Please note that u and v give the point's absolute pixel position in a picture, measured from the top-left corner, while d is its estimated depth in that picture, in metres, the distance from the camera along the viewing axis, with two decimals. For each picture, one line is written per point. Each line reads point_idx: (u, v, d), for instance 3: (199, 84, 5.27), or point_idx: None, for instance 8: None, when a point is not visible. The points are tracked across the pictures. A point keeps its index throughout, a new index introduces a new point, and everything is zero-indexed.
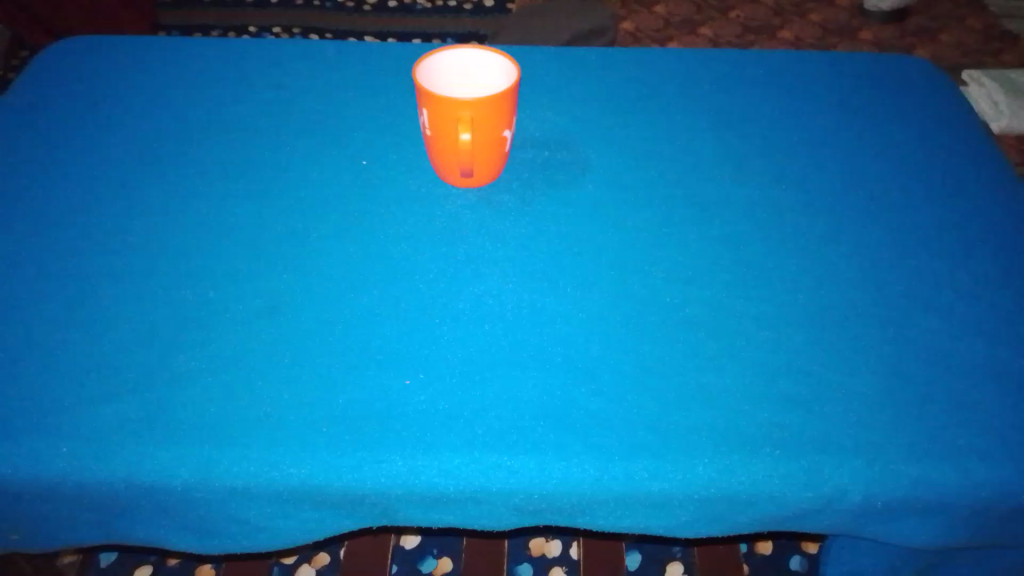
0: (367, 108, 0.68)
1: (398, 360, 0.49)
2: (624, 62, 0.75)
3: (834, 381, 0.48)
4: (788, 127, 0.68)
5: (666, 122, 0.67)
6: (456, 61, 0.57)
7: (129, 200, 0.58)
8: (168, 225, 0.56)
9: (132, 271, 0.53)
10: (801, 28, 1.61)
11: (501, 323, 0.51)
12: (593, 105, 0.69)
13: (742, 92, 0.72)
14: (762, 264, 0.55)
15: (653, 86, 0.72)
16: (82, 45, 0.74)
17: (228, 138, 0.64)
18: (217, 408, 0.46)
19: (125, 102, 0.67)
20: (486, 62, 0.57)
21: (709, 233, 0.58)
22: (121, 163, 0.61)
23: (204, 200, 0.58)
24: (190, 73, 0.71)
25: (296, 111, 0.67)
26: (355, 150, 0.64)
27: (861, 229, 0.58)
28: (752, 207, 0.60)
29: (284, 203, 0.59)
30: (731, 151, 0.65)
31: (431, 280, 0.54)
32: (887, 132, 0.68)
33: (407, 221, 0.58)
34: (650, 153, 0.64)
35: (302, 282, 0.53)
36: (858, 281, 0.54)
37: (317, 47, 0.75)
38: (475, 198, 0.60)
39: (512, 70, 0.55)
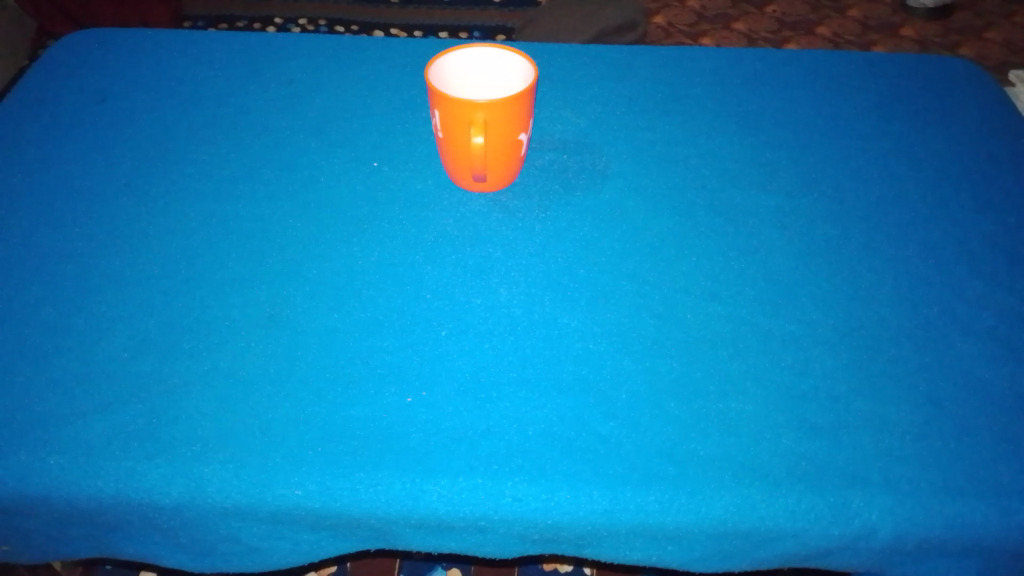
0: (382, 108, 0.66)
1: (400, 375, 0.47)
2: (648, 60, 0.72)
3: (864, 408, 0.45)
4: (821, 132, 0.64)
5: (693, 125, 0.65)
6: (469, 60, 0.54)
7: (138, 202, 0.57)
8: (173, 229, 0.55)
9: (134, 276, 0.52)
10: (841, 24, 1.55)
11: (512, 338, 0.49)
12: (616, 107, 0.66)
13: (774, 94, 0.68)
14: (790, 279, 0.52)
15: (681, 87, 0.69)
16: (97, 40, 0.73)
17: (240, 137, 0.62)
18: (211, 421, 0.44)
19: (136, 100, 0.66)
20: (501, 62, 0.54)
21: (734, 245, 0.55)
22: (131, 163, 0.60)
23: (211, 202, 0.57)
24: (204, 70, 0.69)
25: (310, 110, 0.65)
26: (368, 150, 0.62)
27: (897, 243, 0.55)
28: (781, 218, 0.57)
29: (291, 208, 0.57)
30: (758, 158, 0.62)
31: (439, 289, 0.51)
32: (928, 139, 0.64)
33: (416, 227, 0.55)
34: (675, 158, 0.61)
35: (306, 291, 0.51)
36: (893, 300, 0.51)
37: (333, 44, 0.73)
38: (489, 204, 0.58)
39: (530, 71, 0.52)
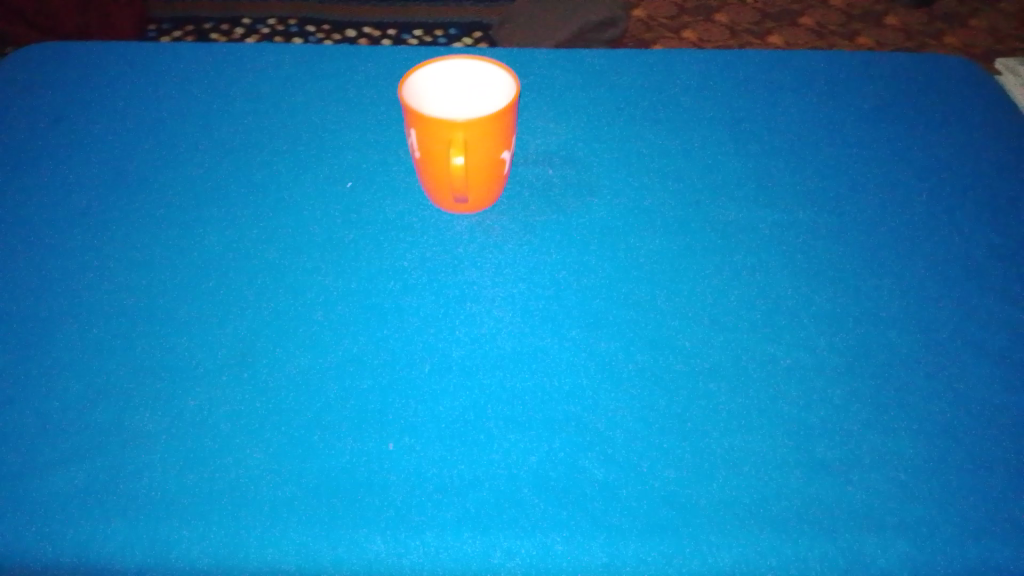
0: (356, 123, 0.63)
1: (381, 418, 0.43)
2: (635, 65, 0.69)
3: (874, 442, 0.43)
4: (815, 140, 0.62)
5: (683, 135, 0.62)
6: (446, 74, 0.51)
7: (96, 233, 0.53)
8: (134, 261, 0.51)
9: (93, 315, 0.48)
10: (824, 15, 1.51)
11: (497, 374, 0.46)
12: (603, 117, 0.63)
13: (766, 100, 0.66)
14: (791, 301, 0.50)
15: (669, 94, 0.66)
16: (54, 54, 0.69)
17: (205, 159, 0.59)
18: (176, 474, 0.41)
19: (96, 118, 0.62)
20: (478, 74, 0.50)
21: (731, 264, 0.52)
22: (90, 190, 0.56)
23: (176, 231, 0.53)
24: (168, 85, 0.66)
25: (280, 128, 0.62)
26: (342, 171, 0.58)
27: (899, 259, 0.53)
28: (779, 234, 0.54)
29: (261, 235, 0.53)
30: (752, 169, 0.59)
31: (421, 322, 0.48)
32: (926, 146, 0.62)
33: (395, 253, 0.52)
34: (665, 171, 0.59)
35: (277, 327, 0.48)
36: (898, 323, 0.49)
37: (304, 54, 0.70)
38: (472, 226, 0.54)
39: (510, 84, 0.49)
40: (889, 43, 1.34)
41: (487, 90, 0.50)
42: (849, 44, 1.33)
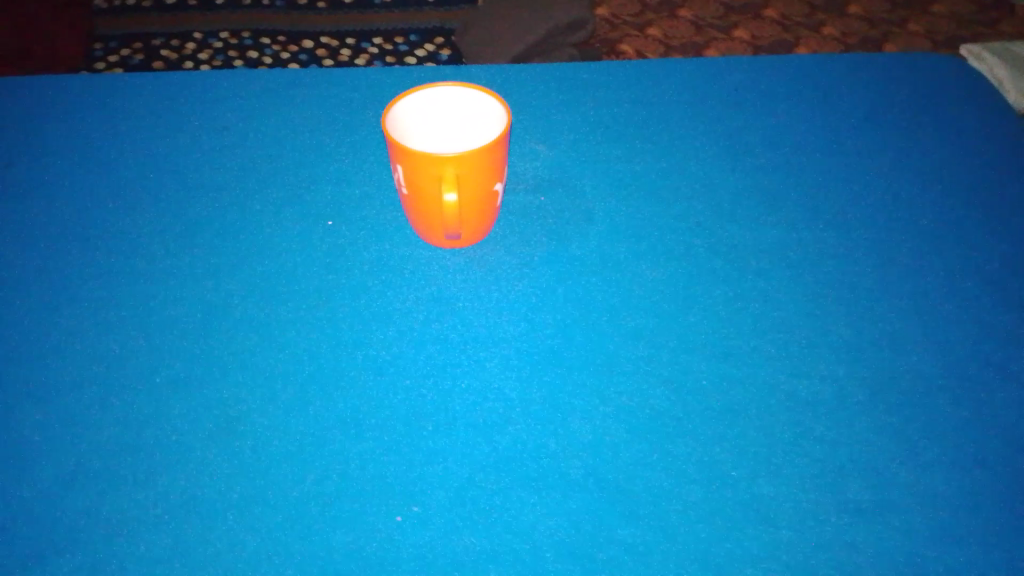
0: (332, 154, 0.59)
1: (386, 486, 0.39)
2: (620, 78, 0.66)
3: (909, 481, 0.41)
4: (810, 156, 0.60)
5: (675, 155, 0.59)
6: (431, 104, 0.47)
7: (57, 291, 0.49)
8: (102, 320, 0.47)
9: (61, 383, 0.43)
10: None
11: (511, 429, 0.42)
12: (593, 137, 0.61)
13: (757, 112, 0.64)
14: (807, 330, 0.48)
15: (657, 108, 0.64)
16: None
17: (173, 202, 0.55)
18: (166, 565, 0.36)
19: (48, 162, 0.57)
20: (465, 102, 0.47)
21: (741, 291, 0.50)
22: (49, 243, 0.52)
23: (146, 284, 0.49)
24: (126, 121, 0.61)
25: (250, 163, 0.58)
26: (322, 207, 0.55)
27: (909, 279, 0.51)
28: (786, 259, 0.52)
29: (241, 283, 0.49)
30: (750, 188, 0.57)
31: (420, 372, 0.44)
32: (921, 155, 0.61)
33: (386, 296, 0.49)
34: (661, 195, 0.56)
35: (264, 385, 0.43)
36: (918, 348, 0.47)
37: (267, 77, 0.65)
38: (466, 262, 0.51)
39: (500, 111, 0.46)
40: (855, 32, 1.32)
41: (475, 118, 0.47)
42: (815, 36, 1.31)
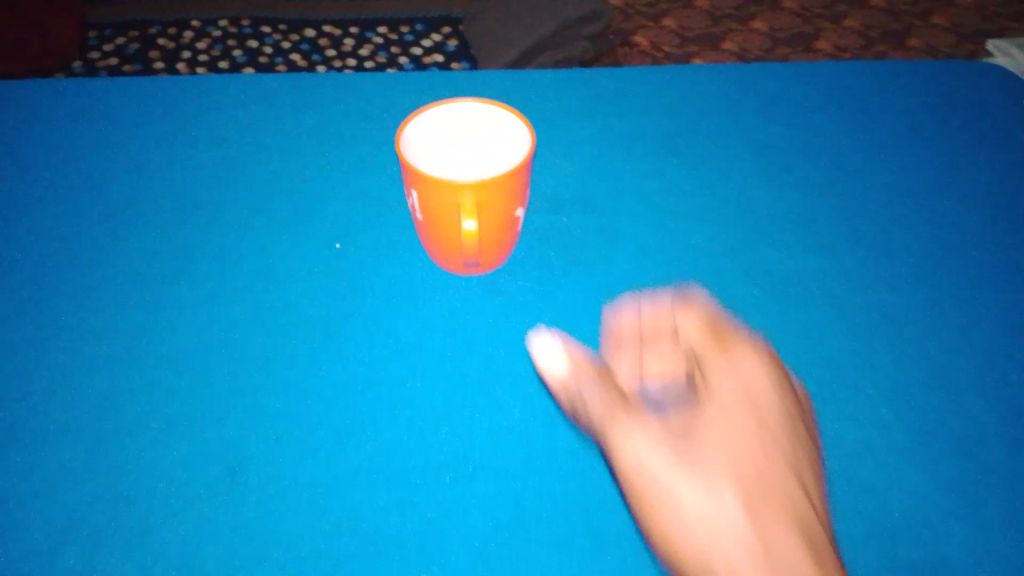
0: (339, 168, 0.55)
1: (401, 545, 0.36)
2: (646, 80, 0.62)
3: (967, 536, 0.37)
4: (850, 171, 0.56)
5: (707, 171, 0.55)
6: (445, 120, 0.44)
7: (45, 319, 0.45)
8: (94, 353, 0.43)
9: (49, 425, 0.40)
10: None
11: (536, 478, 0.39)
12: (618, 147, 0.57)
13: (791, 119, 0.60)
14: (853, 363, 0.44)
15: (687, 114, 0.59)
16: None
17: (170, 220, 0.51)
18: None
19: (36, 175, 0.54)
20: (481, 117, 0.44)
21: (781, 319, 0.46)
22: (38, 266, 0.48)
23: (141, 311, 0.46)
24: (120, 130, 0.57)
25: (252, 179, 0.54)
26: (329, 227, 0.51)
27: (960, 305, 0.47)
28: (829, 287, 0.48)
29: (242, 310, 0.46)
30: (788, 204, 0.53)
31: (435, 413, 0.41)
32: (966, 169, 0.57)
33: (398, 326, 0.45)
34: (692, 214, 0.53)
35: (267, 427, 0.40)
36: (972, 384, 0.43)
37: (268, 82, 0.62)
38: (484, 290, 0.48)
39: (520, 129, 0.42)
40: (877, 25, 1.27)
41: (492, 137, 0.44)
42: (835, 28, 1.27)
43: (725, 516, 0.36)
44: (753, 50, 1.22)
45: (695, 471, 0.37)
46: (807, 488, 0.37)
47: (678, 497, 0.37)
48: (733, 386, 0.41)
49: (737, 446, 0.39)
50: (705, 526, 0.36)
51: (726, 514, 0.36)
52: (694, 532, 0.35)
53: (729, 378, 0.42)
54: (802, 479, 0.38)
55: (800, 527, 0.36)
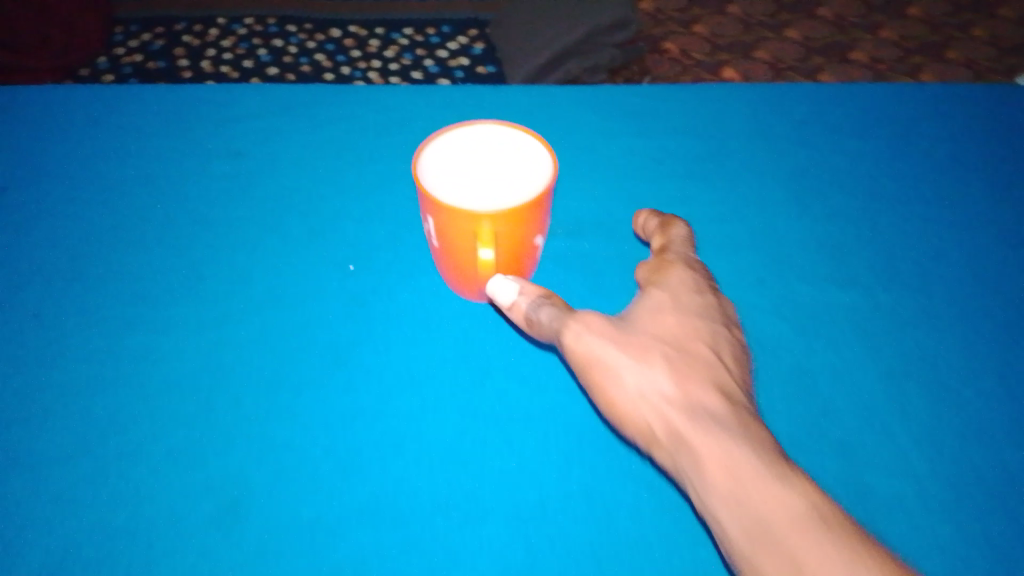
0: (353, 182, 0.53)
1: None
2: (675, 100, 0.60)
3: None
4: (886, 204, 0.54)
5: (737, 202, 0.53)
6: (464, 143, 0.43)
7: (54, 343, 0.44)
8: (102, 379, 0.43)
9: (57, 456, 0.40)
10: None
11: (545, 525, 0.38)
12: (644, 170, 0.54)
13: (826, 144, 0.57)
14: (881, 415, 0.43)
15: (716, 138, 0.57)
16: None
17: (179, 237, 0.50)
18: None
19: (47, 187, 0.53)
20: (504, 142, 0.43)
21: (806, 364, 0.45)
22: (46, 285, 0.47)
23: (149, 336, 0.45)
24: (131, 139, 0.56)
25: (263, 194, 0.52)
26: (342, 247, 0.49)
27: (996, 354, 0.46)
28: (857, 329, 0.46)
29: (251, 336, 0.45)
30: (820, 238, 0.51)
31: (446, 451, 0.40)
32: (1009, 203, 0.54)
33: (411, 357, 0.44)
34: (719, 245, 0.51)
35: (274, 461, 0.40)
36: (1004, 441, 0.42)
37: (283, 88, 0.59)
38: (499, 321, 0.46)
39: (542, 153, 0.41)
40: (915, 37, 1.24)
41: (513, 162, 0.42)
42: (872, 39, 1.23)
43: (654, 373, 0.36)
44: (786, 61, 1.19)
45: (629, 345, 0.37)
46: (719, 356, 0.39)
47: (621, 367, 0.36)
48: (660, 290, 0.43)
49: (660, 322, 0.40)
50: (642, 389, 0.36)
51: (658, 379, 0.36)
52: (633, 392, 0.36)
53: (657, 284, 0.43)
54: (719, 351, 0.40)
55: (721, 388, 0.37)
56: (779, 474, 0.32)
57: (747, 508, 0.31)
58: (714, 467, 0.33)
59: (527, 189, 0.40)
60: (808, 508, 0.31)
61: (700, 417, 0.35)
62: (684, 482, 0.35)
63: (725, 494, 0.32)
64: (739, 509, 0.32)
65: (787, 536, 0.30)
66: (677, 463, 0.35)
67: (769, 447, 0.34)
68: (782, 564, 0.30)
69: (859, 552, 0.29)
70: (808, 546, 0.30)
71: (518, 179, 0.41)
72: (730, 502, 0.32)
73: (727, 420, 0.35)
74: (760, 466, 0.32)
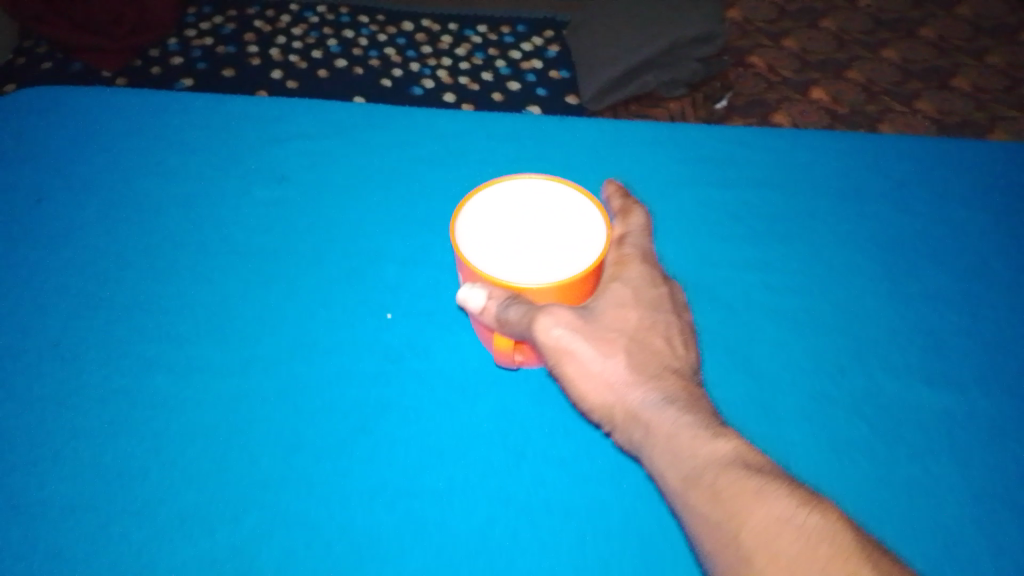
0: (401, 218, 0.49)
1: None
2: (763, 137, 0.53)
3: None
4: (1001, 273, 0.47)
5: (830, 262, 0.46)
6: (501, 200, 0.39)
7: (65, 376, 0.41)
8: (108, 421, 0.39)
9: (51, 508, 0.37)
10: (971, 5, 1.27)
11: None
12: (721, 218, 0.48)
13: (933, 197, 0.50)
14: (985, 535, 0.36)
15: (806, 184, 0.51)
16: (33, 95, 0.55)
17: (210, 264, 0.46)
18: None
19: (79, 197, 0.50)
20: (544, 197, 0.39)
21: (898, 464, 0.38)
22: (65, 308, 0.44)
23: (164, 375, 0.41)
24: (173, 150, 0.53)
25: (304, 222, 0.49)
26: (380, 293, 0.45)
27: None
28: (966, 433, 0.39)
29: (273, 385, 0.41)
30: (921, 310, 0.44)
31: (474, 543, 0.36)
32: None
33: (445, 424, 0.40)
34: (803, 310, 0.44)
35: (284, 537, 0.36)
36: None
37: (337, 108, 0.56)
38: (543, 392, 0.41)
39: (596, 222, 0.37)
40: None
41: (560, 222, 0.38)
42: (977, 65, 1.14)
43: (612, 361, 0.35)
44: (880, 83, 1.11)
45: (594, 332, 0.35)
46: (674, 346, 0.37)
47: (580, 353, 0.34)
48: (621, 283, 0.38)
49: (622, 315, 0.36)
50: (596, 369, 0.35)
51: (616, 367, 0.35)
52: (588, 376, 0.34)
53: (614, 276, 0.38)
54: (676, 343, 0.37)
55: (673, 368, 0.36)
56: (707, 425, 0.33)
57: (679, 456, 0.32)
58: (656, 431, 0.33)
59: (587, 253, 0.36)
60: (734, 452, 0.32)
61: (652, 395, 0.34)
62: (630, 449, 0.34)
63: (662, 450, 0.32)
64: (673, 459, 0.32)
65: (713, 474, 0.31)
66: (625, 434, 0.34)
67: (704, 409, 0.34)
68: (705, 497, 0.30)
69: (776, 484, 0.30)
70: (733, 480, 0.30)
71: (572, 243, 0.37)
72: (663, 454, 0.32)
73: (670, 390, 0.34)
74: (694, 421, 0.33)
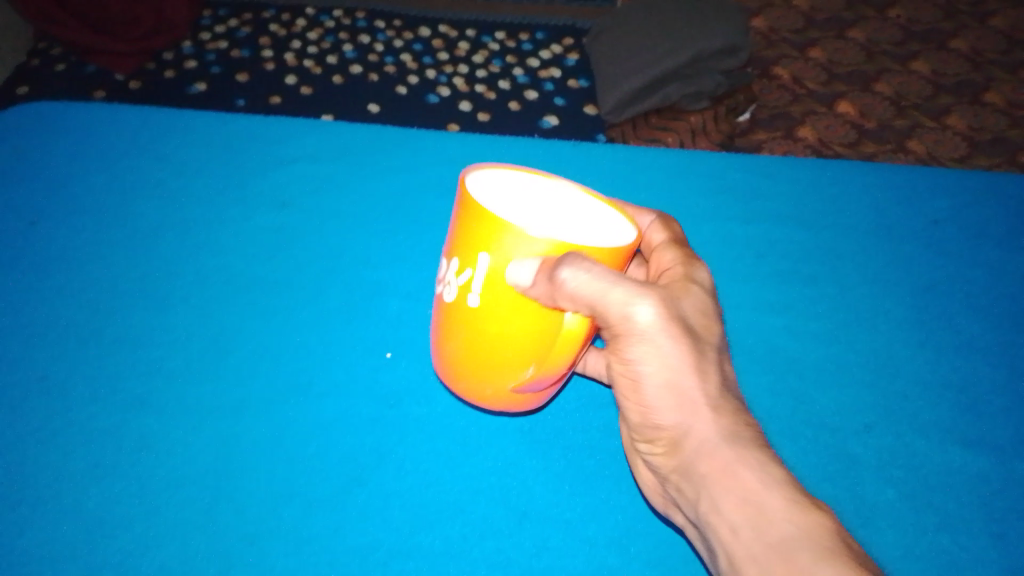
0: (405, 249, 0.47)
1: None
2: (786, 168, 0.51)
3: None
4: None
5: (857, 306, 0.44)
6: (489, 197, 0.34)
7: (47, 414, 0.39)
8: (90, 465, 0.37)
9: (25, 560, 0.35)
10: (1006, 17, 1.23)
11: None
12: (741, 256, 0.46)
13: (966, 237, 0.48)
14: None
15: (832, 219, 0.48)
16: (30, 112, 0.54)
17: (204, 295, 0.44)
18: None
19: (73, 221, 0.48)
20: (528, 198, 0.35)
21: (928, 532, 0.35)
22: (51, 342, 0.42)
23: (150, 416, 0.39)
24: (171, 172, 0.51)
25: (304, 252, 0.47)
26: (380, 330, 0.43)
27: None
28: (1000, 499, 0.37)
29: (264, 429, 0.39)
30: (952, 362, 0.42)
31: None
32: None
33: (444, 476, 0.38)
34: (826, 359, 0.41)
35: None
36: None
37: (343, 130, 0.54)
38: (549, 444, 0.39)
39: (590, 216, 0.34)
40: None
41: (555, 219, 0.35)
42: (1012, 80, 1.11)
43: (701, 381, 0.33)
44: (910, 96, 1.08)
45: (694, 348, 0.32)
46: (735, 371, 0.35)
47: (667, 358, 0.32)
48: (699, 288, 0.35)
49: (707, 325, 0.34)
50: (685, 387, 0.32)
51: (706, 388, 0.33)
52: (670, 391, 0.32)
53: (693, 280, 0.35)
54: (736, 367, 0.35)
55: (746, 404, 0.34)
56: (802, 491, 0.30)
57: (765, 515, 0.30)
58: (741, 475, 0.31)
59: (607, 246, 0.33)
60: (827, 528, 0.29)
61: (741, 434, 0.32)
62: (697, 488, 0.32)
63: (746, 499, 0.30)
64: (757, 516, 0.30)
65: (804, 543, 0.29)
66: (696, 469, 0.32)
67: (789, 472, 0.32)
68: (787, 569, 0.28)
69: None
70: (821, 561, 0.28)
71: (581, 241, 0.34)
72: (745, 506, 0.30)
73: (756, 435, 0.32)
74: (788, 482, 0.31)
